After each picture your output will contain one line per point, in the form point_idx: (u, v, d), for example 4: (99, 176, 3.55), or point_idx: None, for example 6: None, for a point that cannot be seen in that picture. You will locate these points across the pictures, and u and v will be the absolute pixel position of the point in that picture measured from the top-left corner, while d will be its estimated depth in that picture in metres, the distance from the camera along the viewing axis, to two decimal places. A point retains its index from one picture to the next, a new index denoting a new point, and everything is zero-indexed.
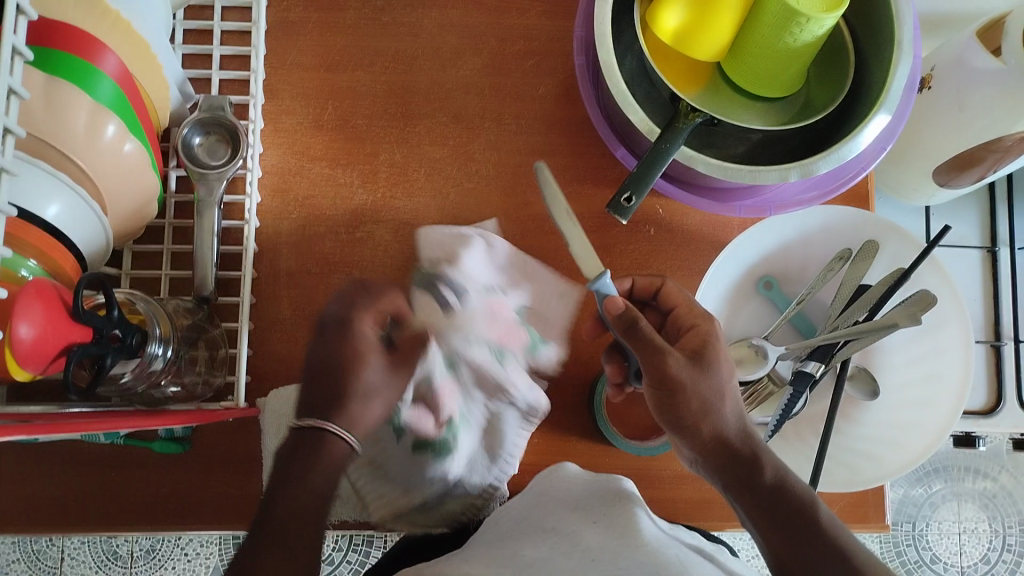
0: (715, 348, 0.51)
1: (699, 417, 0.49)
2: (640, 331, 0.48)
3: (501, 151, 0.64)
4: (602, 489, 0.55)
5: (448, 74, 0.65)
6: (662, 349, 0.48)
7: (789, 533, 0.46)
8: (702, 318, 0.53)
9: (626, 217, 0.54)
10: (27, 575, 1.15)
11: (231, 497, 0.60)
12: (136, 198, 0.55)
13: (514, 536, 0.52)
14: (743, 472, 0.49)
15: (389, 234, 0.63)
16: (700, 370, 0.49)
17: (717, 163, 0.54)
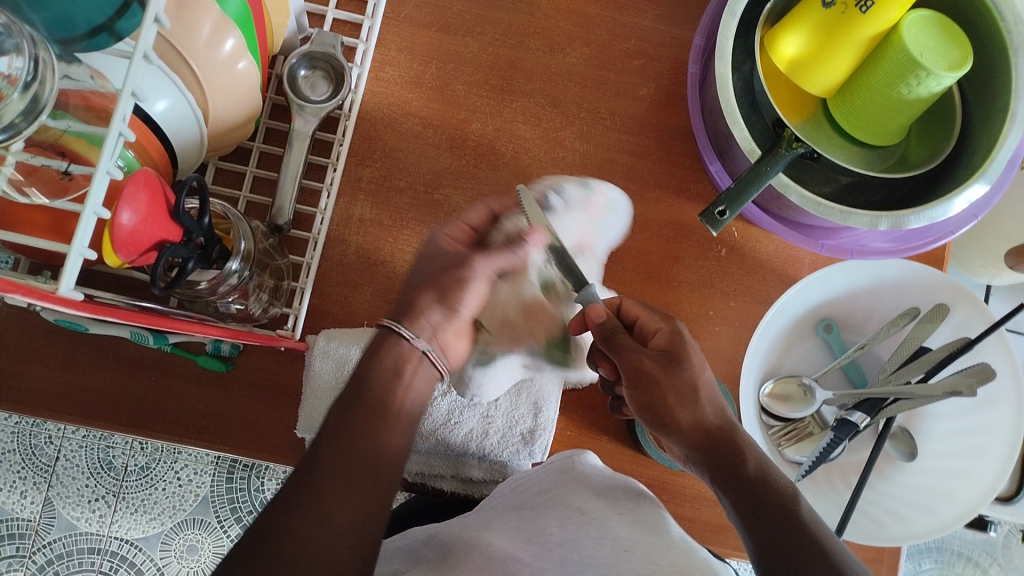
0: (687, 347, 0.52)
1: (678, 412, 0.49)
2: (616, 338, 0.51)
3: (592, 144, 0.65)
4: (621, 486, 0.54)
5: (555, 58, 0.65)
6: (637, 349, 0.50)
7: (764, 521, 0.44)
8: (666, 320, 0.53)
9: (718, 230, 0.54)
10: (20, 467, 1.15)
11: (261, 425, 0.60)
12: (237, 116, 0.55)
13: (536, 515, 0.53)
14: (726, 470, 0.48)
15: (466, 201, 0.64)
16: (675, 367, 0.50)
17: (811, 197, 0.54)
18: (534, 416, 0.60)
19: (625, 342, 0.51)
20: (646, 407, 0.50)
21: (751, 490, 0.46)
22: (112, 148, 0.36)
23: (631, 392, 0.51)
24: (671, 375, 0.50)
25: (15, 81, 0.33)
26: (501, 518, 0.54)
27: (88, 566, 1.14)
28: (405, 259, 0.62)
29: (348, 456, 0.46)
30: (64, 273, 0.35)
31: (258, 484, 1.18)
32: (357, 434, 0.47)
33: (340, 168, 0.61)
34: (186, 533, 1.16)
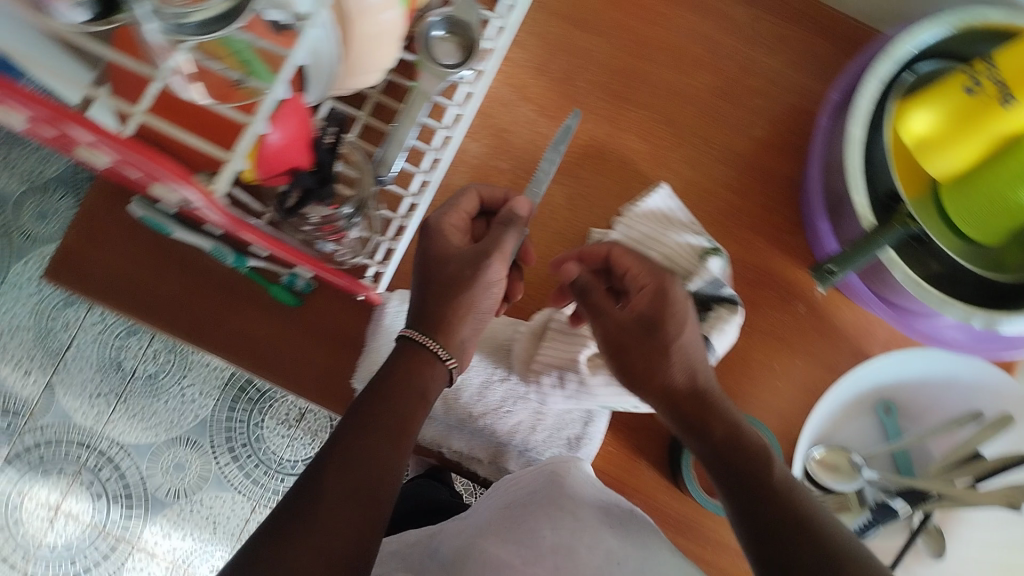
0: (665, 302, 0.52)
1: (646, 378, 0.51)
2: (593, 297, 0.53)
3: (697, 171, 0.63)
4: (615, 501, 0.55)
5: (681, 77, 0.64)
6: (608, 314, 0.53)
7: (743, 496, 0.47)
8: (647, 278, 0.54)
9: (825, 284, 0.58)
10: (31, 346, 1.15)
11: (315, 368, 0.60)
12: (370, 66, 0.53)
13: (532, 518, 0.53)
14: (686, 428, 0.50)
15: (563, 197, 0.63)
16: (648, 333, 0.52)
17: (913, 277, 0.54)
18: (583, 423, 0.59)
19: (598, 302, 0.53)
20: (623, 373, 0.52)
21: (722, 455, 0.48)
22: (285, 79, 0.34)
23: (610, 359, 0.53)
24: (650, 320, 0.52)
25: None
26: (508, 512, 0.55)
27: (73, 458, 1.14)
28: None
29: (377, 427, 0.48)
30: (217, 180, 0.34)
31: (257, 419, 1.17)
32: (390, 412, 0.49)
33: (453, 135, 0.59)
34: (177, 449, 1.16)
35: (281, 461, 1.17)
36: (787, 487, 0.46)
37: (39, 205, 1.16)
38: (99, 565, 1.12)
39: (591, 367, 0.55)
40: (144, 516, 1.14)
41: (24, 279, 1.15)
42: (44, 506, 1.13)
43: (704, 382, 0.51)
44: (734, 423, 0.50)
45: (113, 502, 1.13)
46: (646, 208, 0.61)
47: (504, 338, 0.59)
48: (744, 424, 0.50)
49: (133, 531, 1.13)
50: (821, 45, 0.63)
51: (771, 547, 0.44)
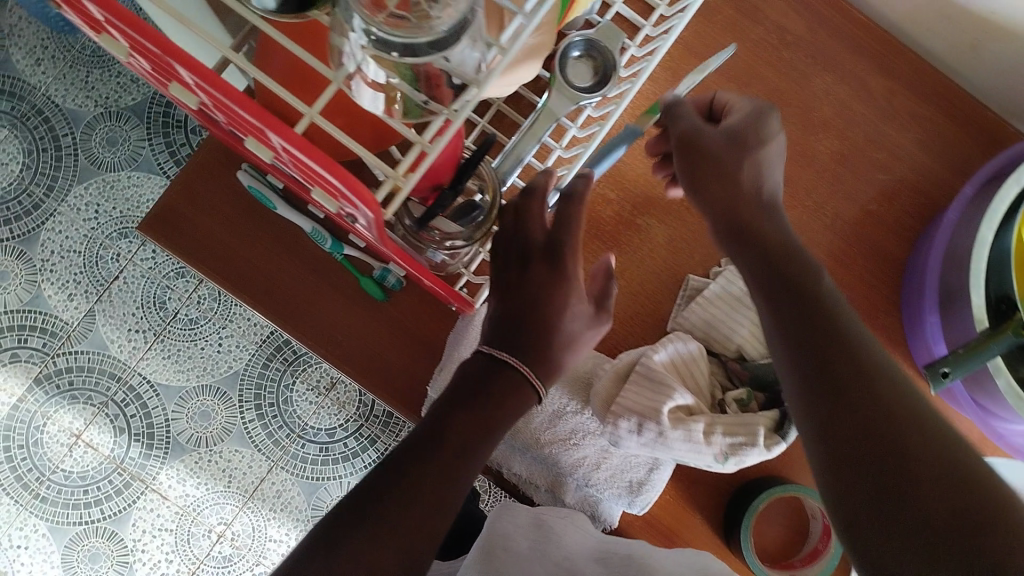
0: (752, 129, 0.51)
1: (722, 182, 0.50)
2: (677, 112, 0.53)
3: (804, 235, 0.63)
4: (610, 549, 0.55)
5: (804, 137, 0.63)
6: (699, 126, 0.51)
7: (813, 353, 0.43)
8: (744, 106, 0.52)
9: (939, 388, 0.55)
10: (79, 270, 1.14)
11: (390, 367, 0.59)
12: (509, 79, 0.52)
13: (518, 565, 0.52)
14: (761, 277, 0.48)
15: (664, 237, 0.62)
16: (738, 147, 0.51)
17: (1016, 387, 0.53)
18: (648, 470, 0.57)
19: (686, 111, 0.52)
20: (690, 178, 0.52)
21: (813, 348, 0.43)
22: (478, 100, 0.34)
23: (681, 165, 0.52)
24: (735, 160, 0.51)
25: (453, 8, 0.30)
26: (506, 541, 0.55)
27: (101, 389, 1.14)
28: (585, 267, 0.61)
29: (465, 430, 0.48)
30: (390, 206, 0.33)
31: (289, 381, 1.17)
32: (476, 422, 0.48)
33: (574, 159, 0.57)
34: (204, 398, 1.16)
35: (305, 427, 1.17)
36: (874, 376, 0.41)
37: (110, 132, 1.15)
38: (109, 498, 1.13)
39: (672, 419, 0.54)
40: (162, 458, 1.14)
41: (82, 203, 1.15)
42: (66, 431, 1.13)
43: (767, 196, 0.51)
44: None
45: (134, 440, 1.14)
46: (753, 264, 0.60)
47: (586, 370, 0.59)
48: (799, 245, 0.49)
49: (149, 471, 1.14)
50: (952, 130, 0.63)
51: (857, 454, 0.39)
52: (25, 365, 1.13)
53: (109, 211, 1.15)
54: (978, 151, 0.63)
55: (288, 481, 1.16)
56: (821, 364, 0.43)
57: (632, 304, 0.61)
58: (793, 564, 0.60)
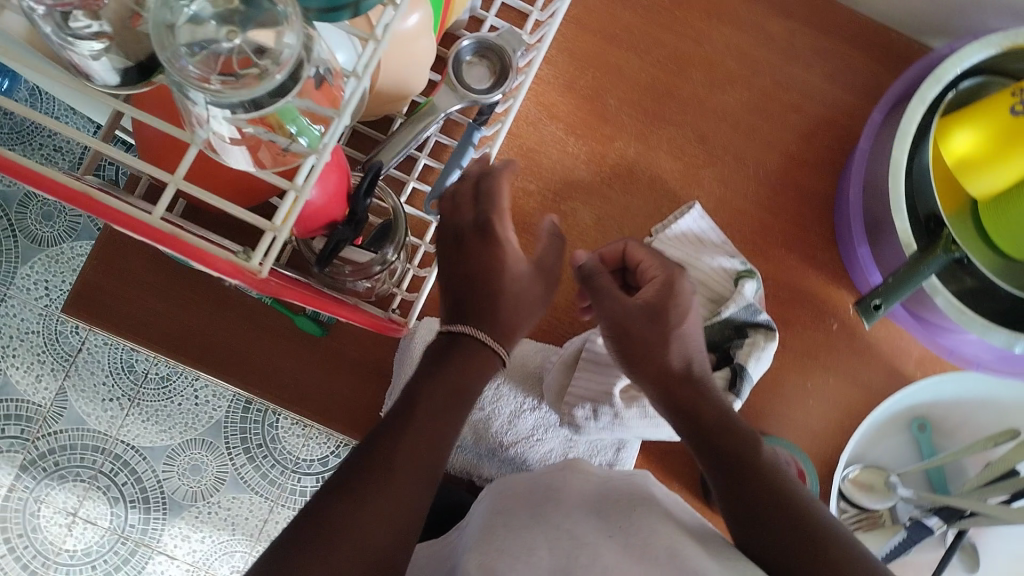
0: (675, 300, 0.52)
1: (665, 353, 0.51)
2: (594, 281, 0.53)
3: (729, 189, 0.63)
4: (614, 494, 0.52)
5: (713, 95, 0.63)
6: (618, 296, 0.52)
7: (759, 484, 0.48)
8: (660, 270, 0.54)
9: (870, 322, 0.56)
10: (40, 350, 1.14)
11: (341, 399, 0.59)
12: (396, 92, 0.51)
13: (519, 524, 0.49)
14: (684, 425, 0.50)
15: (591, 219, 0.62)
16: (656, 319, 0.52)
17: (954, 303, 0.54)
18: (615, 450, 0.58)
19: (605, 285, 0.53)
20: (621, 354, 0.52)
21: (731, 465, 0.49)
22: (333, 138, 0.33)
23: (613, 346, 0.52)
24: (660, 333, 0.51)
25: (285, 64, 0.30)
26: (501, 501, 0.53)
27: (87, 465, 1.14)
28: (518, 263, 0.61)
29: (434, 404, 0.46)
30: (267, 255, 0.32)
31: (273, 420, 1.18)
32: (450, 396, 0.47)
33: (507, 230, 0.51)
34: (192, 452, 1.15)
35: (298, 461, 1.17)
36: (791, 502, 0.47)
37: (44, 207, 1.14)
38: (118, 569, 1.13)
39: (625, 398, 0.55)
40: (163, 518, 1.14)
41: (30, 283, 1.13)
42: (62, 511, 1.13)
43: (696, 369, 0.52)
44: (756, 451, 0.49)
45: (131, 506, 1.13)
46: (678, 230, 0.60)
47: (535, 366, 0.59)
48: (735, 420, 0.51)
49: (151, 534, 1.13)
50: (854, 59, 0.64)
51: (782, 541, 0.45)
52: (7, 455, 1.12)
53: (59, 285, 1.14)
54: (880, 74, 0.64)
55: (291, 517, 1.16)
56: (737, 464, 0.48)
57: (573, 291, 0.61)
58: None
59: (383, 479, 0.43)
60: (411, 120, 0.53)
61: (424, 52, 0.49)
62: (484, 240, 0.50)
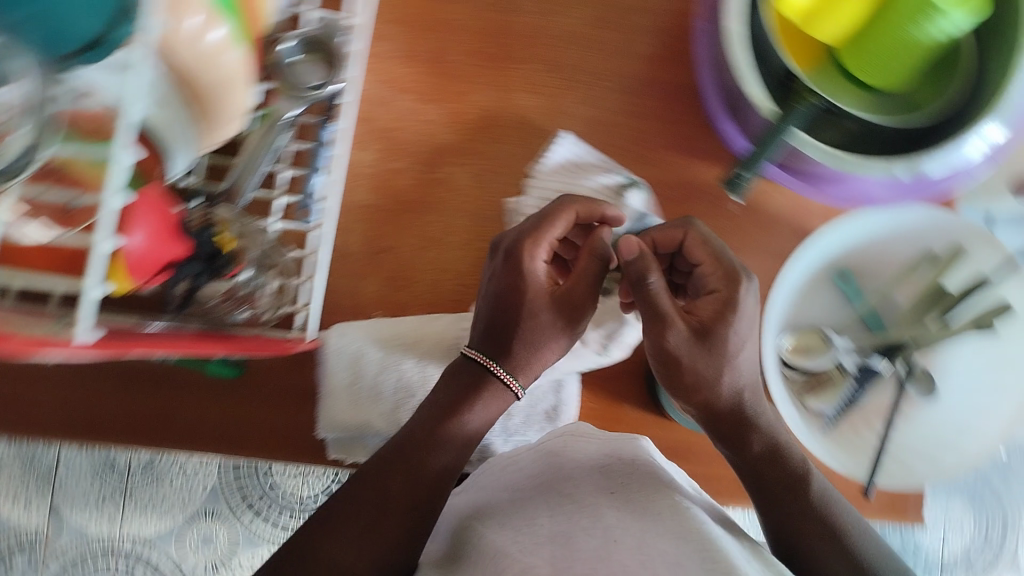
0: (724, 321, 0.54)
1: (703, 393, 0.53)
2: (644, 287, 0.53)
3: (597, 107, 0.61)
4: (613, 456, 0.57)
5: (553, 19, 0.60)
6: (662, 320, 0.52)
7: (787, 500, 0.55)
8: (722, 284, 0.55)
9: (738, 193, 0.57)
10: (21, 477, 1.14)
11: (277, 431, 0.59)
12: (218, 114, 0.47)
13: (527, 495, 0.58)
14: (741, 462, 0.56)
15: (470, 178, 0.61)
16: (703, 348, 0.53)
17: (826, 150, 0.53)
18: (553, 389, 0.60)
19: (657, 292, 0.52)
20: (667, 378, 0.54)
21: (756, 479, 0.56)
22: (121, 184, 0.33)
23: (657, 367, 0.54)
24: (699, 363, 0.53)
25: (16, 110, 0.30)
26: (504, 474, 0.61)
27: (103, 569, 1.13)
28: (411, 244, 0.60)
29: (441, 465, 0.56)
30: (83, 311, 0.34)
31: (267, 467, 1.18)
32: (428, 449, 0.55)
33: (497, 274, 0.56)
34: (198, 525, 1.15)
35: (302, 499, 1.17)
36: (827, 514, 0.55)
37: None
38: None
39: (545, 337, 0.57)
40: None
41: None
42: None
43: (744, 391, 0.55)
44: (749, 443, 0.55)
45: None
46: (554, 163, 0.60)
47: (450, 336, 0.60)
48: (780, 436, 0.56)
49: None
50: None
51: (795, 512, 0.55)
52: None
53: None
54: None
55: None
56: (764, 480, 0.56)
57: (473, 251, 0.61)
58: None
59: (380, 505, 0.54)
60: (261, 137, 0.54)
61: (229, 71, 0.45)
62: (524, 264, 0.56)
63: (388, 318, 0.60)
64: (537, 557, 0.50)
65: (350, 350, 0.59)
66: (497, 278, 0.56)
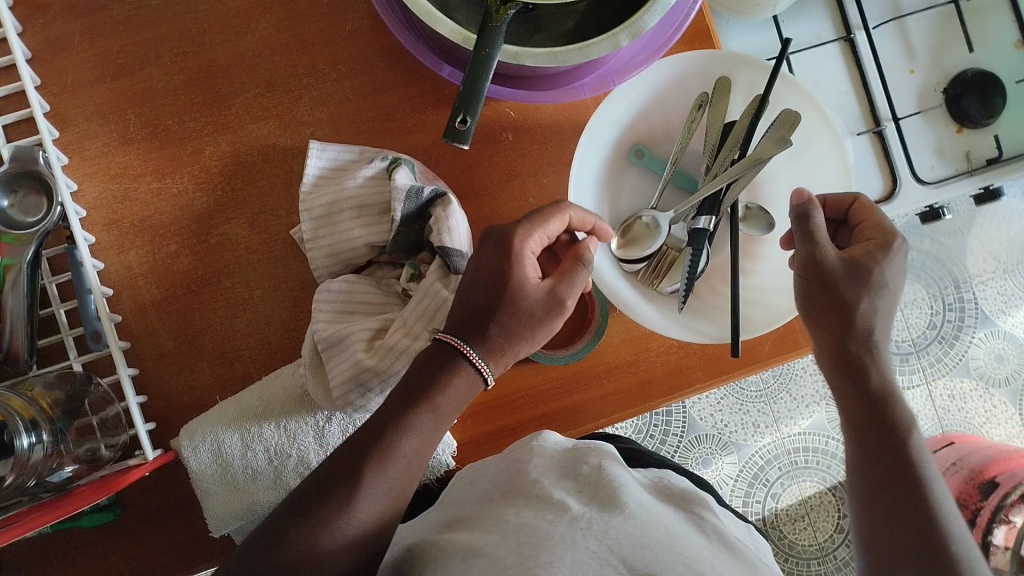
0: (876, 264, 0.52)
1: (860, 312, 0.52)
2: (807, 222, 0.51)
3: (329, 105, 0.59)
4: (580, 460, 0.50)
5: (245, 40, 0.59)
6: (815, 248, 0.51)
7: (882, 459, 0.50)
8: (881, 236, 0.52)
9: (466, 141, 0.48)
10: None
11: (179, 547, 0.57)
12: None
13: (490, 501, 0.49)
14: (857, 399, 0.52)
15: (245, 228, 0.59)
16: (857, 283, 0.52)
17: (545, 52, 0.51)
18: None
19: (816, 244, 0.51)
20: (803, 303, 0.54)
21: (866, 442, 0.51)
22: None
23: (803, 290, 0.53)
24: (856, 295, 0.51)
25: None
26: (471, 486, 0.54)
27: None
28: (220, 316, 0.58)
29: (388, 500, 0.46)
30: None
31: None
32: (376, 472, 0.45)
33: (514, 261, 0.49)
34: None
35: None
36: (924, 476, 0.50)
37: None
38: None
39: (373, 353, 0.53)
40: None
41: None
42: None
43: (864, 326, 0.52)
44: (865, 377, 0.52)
45: None
46: (312, 179, 0.57)
47: (293, 389, 0.57)
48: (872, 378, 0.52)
49: None
50: None
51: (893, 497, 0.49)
52: None
53: None
54: None
55: None
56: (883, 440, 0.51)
57: (282, 295, 0.59)
58: (588, 321, 0.61)
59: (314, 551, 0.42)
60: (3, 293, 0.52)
61: None
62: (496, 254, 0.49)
63: (230, 395, 0.58)
64: (501, 548, 0.40)
65: (208, 447, 0.56)
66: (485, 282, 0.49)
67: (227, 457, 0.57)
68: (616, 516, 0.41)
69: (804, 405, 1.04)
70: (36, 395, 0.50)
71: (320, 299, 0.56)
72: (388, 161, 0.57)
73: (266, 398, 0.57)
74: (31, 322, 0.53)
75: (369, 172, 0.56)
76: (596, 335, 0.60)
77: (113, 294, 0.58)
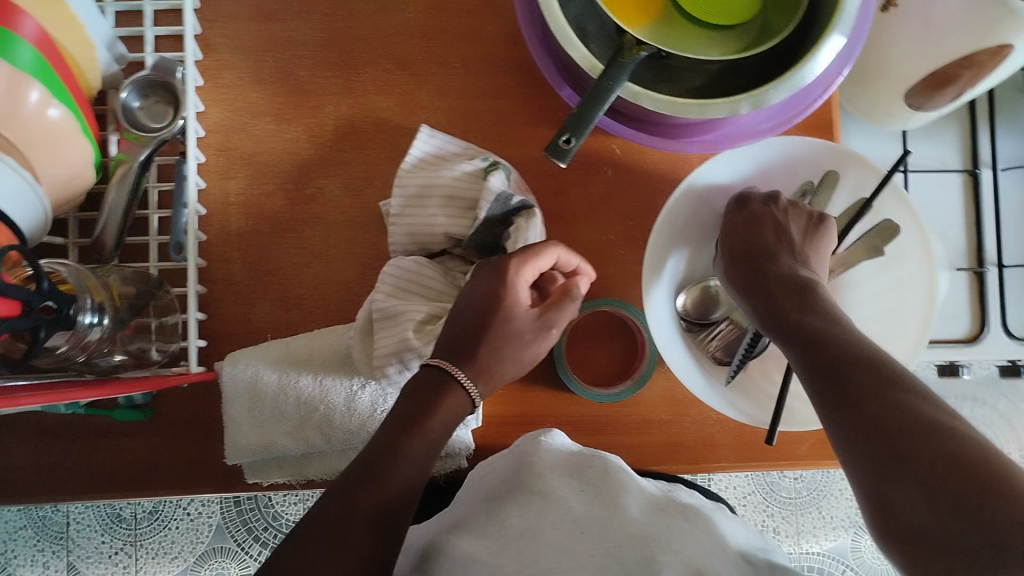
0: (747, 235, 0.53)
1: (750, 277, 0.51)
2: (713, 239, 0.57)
3: (450, 97, 0.61)
4: (584, 463, 0.53)
5: (392, 16, 0.62)
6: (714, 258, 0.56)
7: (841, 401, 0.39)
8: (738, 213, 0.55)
9: (565, 159, 0.50)
10: (35, 540, 1.08)
11: (194, 465, 0.60)
12: (73, 185, 0.54)
13: (498, 494, 0.52)
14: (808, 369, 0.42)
15: (340, 188, 0.61)
16: (736, 256, 0.52)
17: (663, 98, 0.51)
18: None
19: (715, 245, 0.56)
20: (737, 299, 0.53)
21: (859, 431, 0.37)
22: None
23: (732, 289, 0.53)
24: (739, 271, 0.52)
25: None
26: (480, 484, 0.56)
27: None
28: (293, 262, 0.61)
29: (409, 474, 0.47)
30: None
31: (267, 500, 1.09)
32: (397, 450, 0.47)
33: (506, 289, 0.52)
34: (218, 560, 1.07)
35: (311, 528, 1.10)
36: (885, 373, 0.39)
37: None
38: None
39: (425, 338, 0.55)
40: None
41: None
42: None
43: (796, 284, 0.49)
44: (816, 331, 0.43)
45: None
46: (414, 159, 0.59)
47: (338, 349, 0.59)
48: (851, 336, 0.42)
49: None
50: None
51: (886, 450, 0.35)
52: None
53: None
54: None
55: None
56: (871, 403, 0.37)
57: (354, 259, 0.61)
58: (635, 367, 0.61)
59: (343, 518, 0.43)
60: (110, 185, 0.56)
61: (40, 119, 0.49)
62: (492, 275, 0.52)
63: (282, 337, 0.60)
64: (501, 555, 0.45)
65: (246, 378, 0.59)
66: (476, 294, 0.52)
67: (260, 393, 0.59)
68: (615, 522, 0.46)
69: (831, 527, 1.00)
70: (110, 282, 0.53)
71: (387, 273, 0.57)
72: (487, 161, 0.59)
73: (312, 347, 0.59)
74: (126, 217, 0.56)
75: (466, 166, 0.58)
76: (639, 382, 0.60)
77: (204, 215, 0.61)
